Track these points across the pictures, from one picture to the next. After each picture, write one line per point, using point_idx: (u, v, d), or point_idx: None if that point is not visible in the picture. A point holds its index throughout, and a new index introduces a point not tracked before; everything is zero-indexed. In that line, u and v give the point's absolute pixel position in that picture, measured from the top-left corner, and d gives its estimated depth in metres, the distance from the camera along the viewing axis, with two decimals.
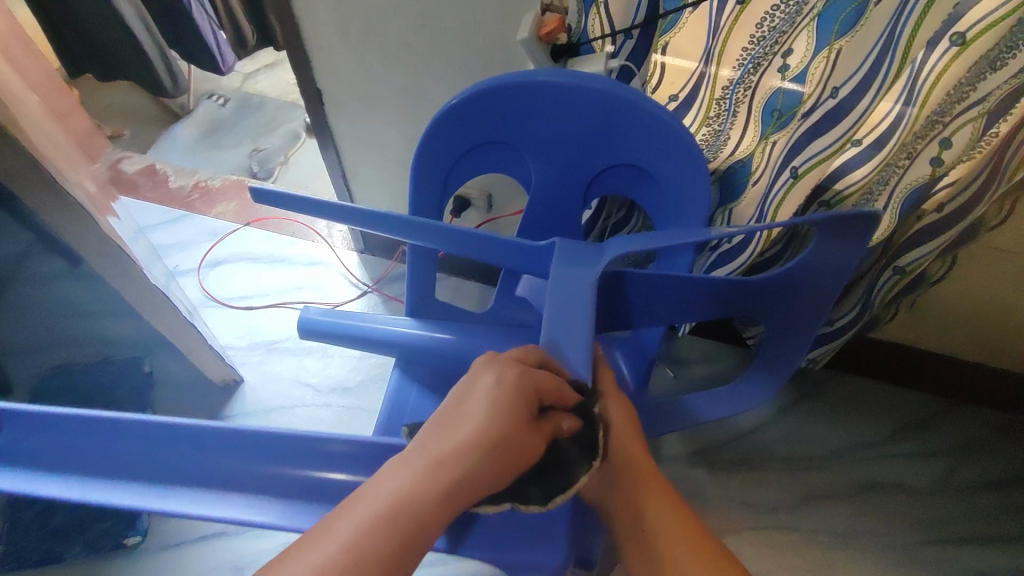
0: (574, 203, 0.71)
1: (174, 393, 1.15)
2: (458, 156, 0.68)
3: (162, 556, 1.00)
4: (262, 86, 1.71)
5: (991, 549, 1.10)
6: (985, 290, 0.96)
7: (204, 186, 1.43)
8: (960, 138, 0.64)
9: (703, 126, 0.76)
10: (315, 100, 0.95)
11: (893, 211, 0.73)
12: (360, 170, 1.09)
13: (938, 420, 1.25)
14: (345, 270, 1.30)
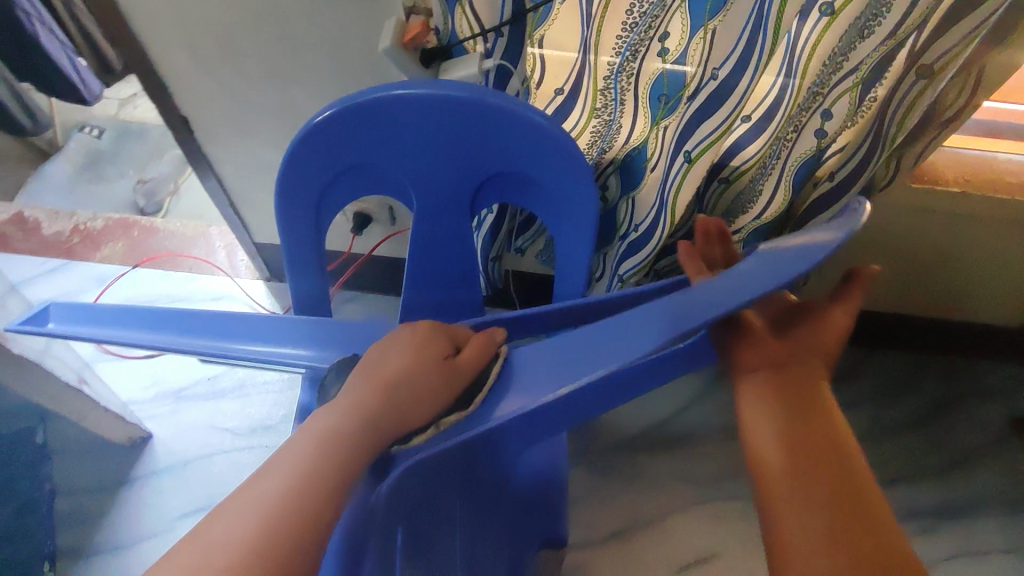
0: (461, 215, 0.67)
1: (76, 461, 1.06)
2: (330, 179, 0.63)
3: None
4: (141, 112, 1.56)
5: (916, 486, 1.16)
6: (887, 250, 0.99)
7: (85, 229, 1.29)
8: (839, 108, 0.64)
9: (592, 119, 0.74)
10: (184, 128, 0.87)
11: (785, 189, 0.74)
12: (250, 195, 1.02)
13: (860, 368, 1.28)
14: (253, 301, 1.22)
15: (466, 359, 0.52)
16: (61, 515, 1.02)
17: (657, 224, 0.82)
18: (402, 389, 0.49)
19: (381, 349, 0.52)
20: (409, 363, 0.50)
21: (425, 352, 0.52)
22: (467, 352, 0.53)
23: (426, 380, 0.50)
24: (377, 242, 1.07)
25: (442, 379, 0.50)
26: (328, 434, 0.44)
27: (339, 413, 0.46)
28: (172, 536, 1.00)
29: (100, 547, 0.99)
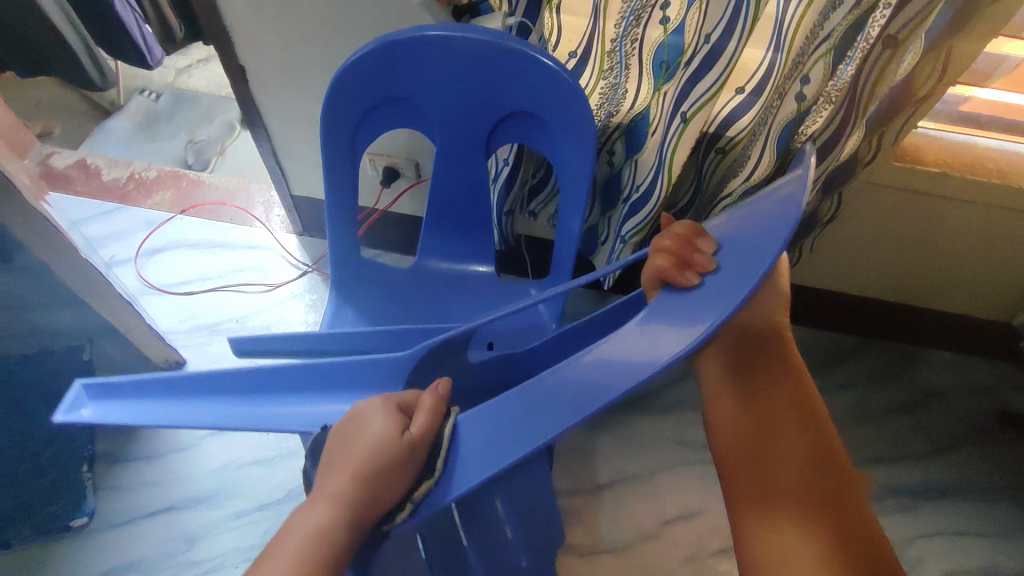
0: (478, 152, 0.77)
1: (118, 379, 1.17)
2: (367, 109, 0.72)
3: (110, 533, 1.03)
4: (196, 80, 1.69)
5: (898, 466, 1.21)
6: (871, 229, 1.07)
7: (139, 178, 1.41)
8: (816, 74, 0.71)
9: (600, 79, 0.85)
10: (241, 77, 0.99)
11: (771, 152, 0.81)
12: (291, 145, 1.12)
13: (852, 355, 1.33)
14: (285, 252, 1.32)
15: (428, 407, 0.50)
16: (103, 424, 1.13)
17: (655, 184, 0.90)
18: (374, 465, 0.47)
19: (350, 423, 0.50)
20: (381, 436, 0.48)
21: (389, 418, 0.49)
22: (423, 417, 0.49)
23: (396, 459, 0.47)
24: (394, 198, 1.15)
25: (419, 455, 0.47)
26: (331, 516, 0.46)
27: (333, 506, 0.47)
28: (199, 450, 1.10)
29: (134, 455, 1.10)
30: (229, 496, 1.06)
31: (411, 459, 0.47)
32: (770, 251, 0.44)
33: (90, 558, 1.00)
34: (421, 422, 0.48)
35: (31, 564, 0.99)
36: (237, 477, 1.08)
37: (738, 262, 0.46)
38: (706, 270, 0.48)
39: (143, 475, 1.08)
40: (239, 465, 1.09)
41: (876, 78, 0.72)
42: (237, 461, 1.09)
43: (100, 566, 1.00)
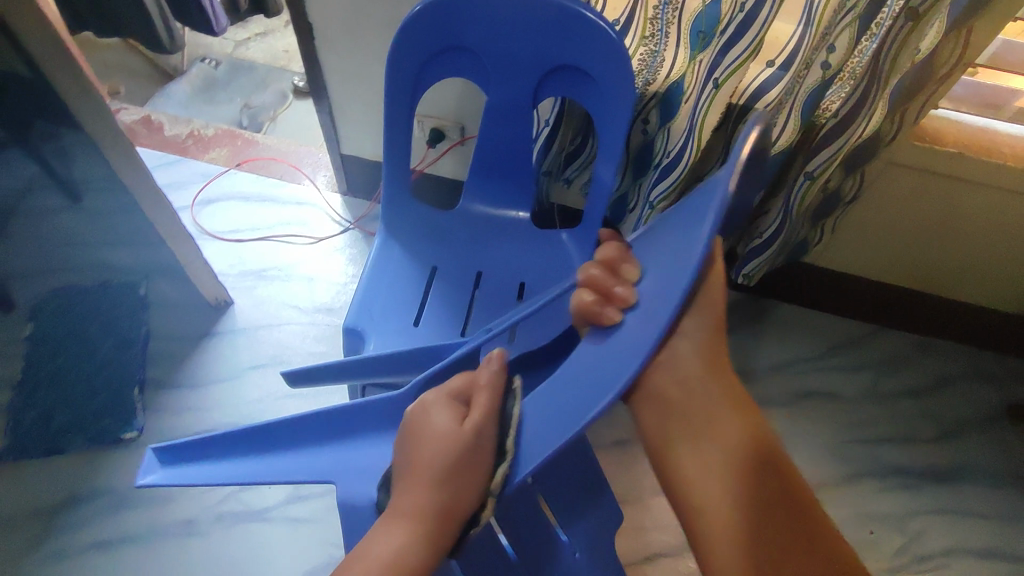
0: (525, 101, 0.83)
1: (170, 313, 1.26)
2: (428, 56, 0.80)
3: (155, 449, 1.10)
4: (253, 51, 1.79)
5: (905, 447, 1.24)
6: (889, 212, 1.12)
7: (198, 135, 1.51)
8: (842, 42, 0.79)
9: (641, 45, 0.91)
10: (307, 33, 1.07)
11: (796, 119, 0.89)
12: (346, 104, 1.21)
13: (864, 341, 1.37)
14: (329, 209, 1.41)
15: (486, 385, 0.57)
16: (153, 352, 1.21)
17: (686, 150, 0.96)
18: (444, 461, 0.54)
19: (409, 432, 0.56)
20: (457, 431, 0.54)
21: (448, 411, 0.56)
22: (483, 398, 0.56)
23: (466, 449, 0.54)
24: (433, 159, 1.22)
25: (488, 436, 0.54)
26: (420, 507, 0.54)
27: (410, 523, 0.54)
28: (241, 382, 1.18)
29: (179, 381, 1.17)
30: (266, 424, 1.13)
31: (479, 440, 0.54)
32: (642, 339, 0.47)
33: (137, 469, 1.08)
34: (482, 405, 0.55)
35: (83, 470, 1.07)
36: (275, 408, 1.15)
37: (623, 337, 0.49)
38: (626, 305, 0.52)
39: (187, 399, 1.15)
40: (277, 398, 1.16)
41: (896, 50, 0.79)
42: (275, 393, 1.17)
43: None
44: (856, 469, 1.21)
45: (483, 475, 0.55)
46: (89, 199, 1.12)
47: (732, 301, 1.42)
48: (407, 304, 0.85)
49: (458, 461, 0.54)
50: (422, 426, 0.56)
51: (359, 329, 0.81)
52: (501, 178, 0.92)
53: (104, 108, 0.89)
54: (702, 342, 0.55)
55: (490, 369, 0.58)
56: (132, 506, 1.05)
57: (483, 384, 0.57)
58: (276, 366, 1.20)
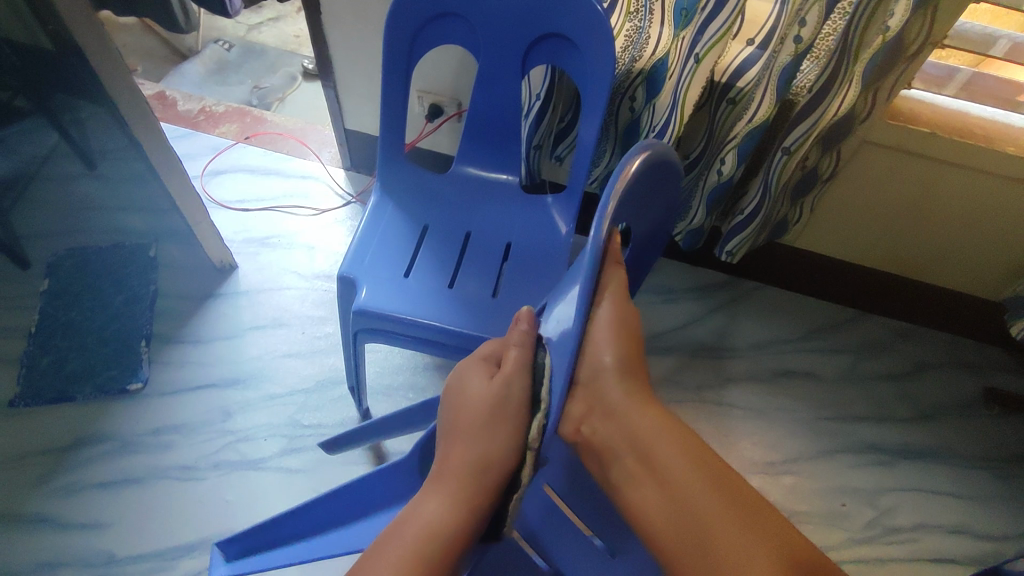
0: (514, 67, 0.89)
1: (177, 276, 1.32)
2: (424, 22, 0.86)
3: (158, 399, 1.15)
4: (265, 36, 1.86)
5: (881, 426, 1.28)
6: (864, 191, 1.18)
7: (209, 111, 1.58)
8: (812, 17, 0.85)
9: (627, 22, 0.98)
10: (315, 9, 1.13)
11: (772, 94, 0.93)
12: (350, 79, 1.26)
13: (845, 324, 1.42)
14: (332, 184, 1.46)
15: (517, 346, 0.64)
16: (159, 310, 1.26)
17: (669, 123, 1.01)
18: (482, 412, 0.62)
19: (456, 392, 0.66)
20: (487, 389, 0.62)
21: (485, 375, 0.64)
22: (514, 358, 0.63)
23: (500, 400, 0.62)
24: (423, 134, 1.27)
25: (518, 388, 0.61)
26: (465, 464, 0.61)
27: (457, 479, 0.61)
28: (241, 340, 1.23)
29: (183, 338, 1.23)
30: (264, 380, 1.18)
31: (512, 391, 0.61)
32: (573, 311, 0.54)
33: (139, 417, 1.13)
34: (511, 366, 0.62)
35: (89, 416, 1.13)
36: (273, 365, 1.20)
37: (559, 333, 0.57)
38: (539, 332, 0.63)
39: (189, 354, 1.21)
40: (275, 355, 1.22)
41: (863, 26, 0.85)
42: (274, 352, 1.22)
43: (147, 425, 1.12)
44: (832, 445, 1.25)
45: (521, 422, 0.61)
46: (102, 164, 1.18)
47: (719, 282, 1.47)
48: (398, 259, 0.90)
49: (492, 410, 0.61)
50: (463, 394, 0.65)
51: (352, 278, 0.87)
52: (492, 142, 0.99)
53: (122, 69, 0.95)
54: (617, 349, 0.59)
55: (521, 331, 0.64)
56: (134, 451, 1.10)
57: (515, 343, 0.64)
58: (275, 327, 1.25)
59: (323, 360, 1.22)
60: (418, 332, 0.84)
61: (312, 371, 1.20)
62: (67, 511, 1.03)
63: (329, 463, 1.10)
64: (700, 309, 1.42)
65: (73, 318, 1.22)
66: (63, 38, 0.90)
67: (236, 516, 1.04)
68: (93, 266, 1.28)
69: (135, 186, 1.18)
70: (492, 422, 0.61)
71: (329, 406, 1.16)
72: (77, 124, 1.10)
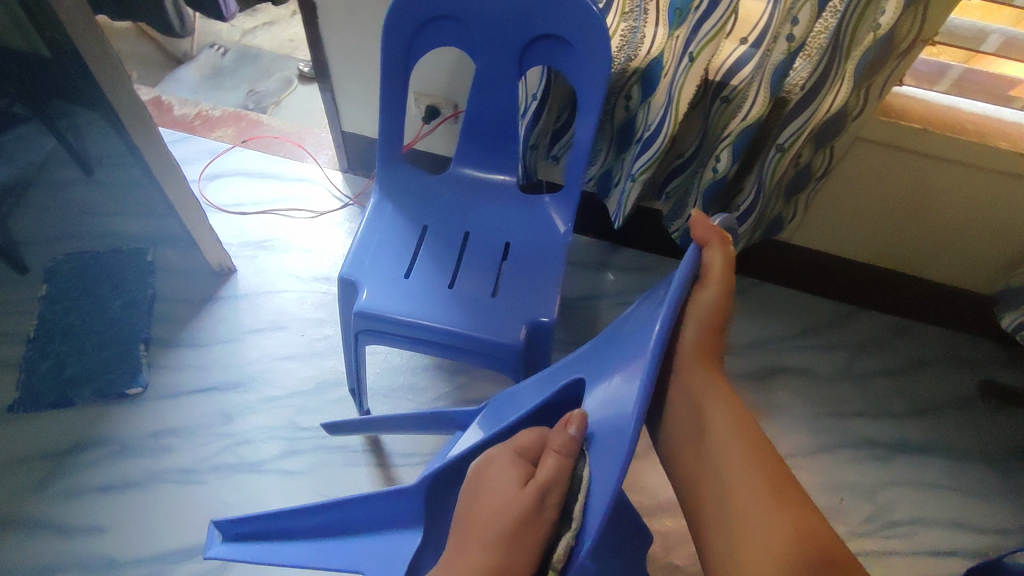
0: (510, 69, 0.90)
1: (175, 280, 1.32)
2: (420, 23, 0.86)
3: (157, 403, 1.15)
4: (260, 39, 1.86)
5: (878, 421, 1.29)
6: (857, 187, 1.19)
7: (206, 115, 1.58)
8: (804, 15, 0.86)
9: (623, 21, 1.00)
10: (311, 12, 1.13)
11: (765, 92, 0.95)
12: (346, 82, 1.27)
13: (840, 321, 1.43)
14: (330, 186, 1.47)
15: (554, 459, 0.54)
16: (158, 314, 1.27)
17: (664, 122, 1.01)
18: (504, 524, 0.54)
19: (479, 480, 0.58)
20: (513, 497, 0.55)
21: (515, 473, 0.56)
22: (548, 470, 0.54)
23: (525, 515, 0.54)
24: (422, 134, 1.27)
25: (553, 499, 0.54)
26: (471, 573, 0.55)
27: None
28: (241, 343, 1.23)
29: (182, 341, 1.23)
30: (263, 383, 1.19)
31: (543, 504, 0.54)
32: (623, 423, 0.47)
33: (138, 421, 1.13)
34: (543, 476, 0.54)
35: (89, 420, 1.13)
36: (272, 368, 1.21)
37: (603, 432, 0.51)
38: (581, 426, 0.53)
39: (188, 358, 1.21)
40: (275, 358, 1.22)
41: (855, 25, 0.86)
42: (273, 355, 1.22)
43: (146, 429, 1.12)
44: (829, 440, 1.26)
45: (543, 537, 0.55)
46: (99, 170, 1.18)
47: None
48: (396, 259, 0.90)
49: (512, 521, 0.54)
50: (486, 485, 0.57)
51: (352, 278, 0.87)
52: (490, 142, 0.99)
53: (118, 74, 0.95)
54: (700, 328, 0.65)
55: (564, 442, 0.53)
56: (134, 455, 1.10)
57: (555, 451, 0.54)
58: (275, 330, 1.25)
59: (323, 362, 1.22)
60: (420, 332, 0.85)
61: (312, 373, 1.21)
62: (68, 516, 1.03)
63: (330, 465, 1.10)
64: None
65: (72, 323, 1.22)
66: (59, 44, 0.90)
67: None
68: (91, 270, 1.28)
69: (132, 191, 1.18)
70: (512, 535, 0.54)
71: (329, 408, 1.16)
72: (75, 131, 1.09)
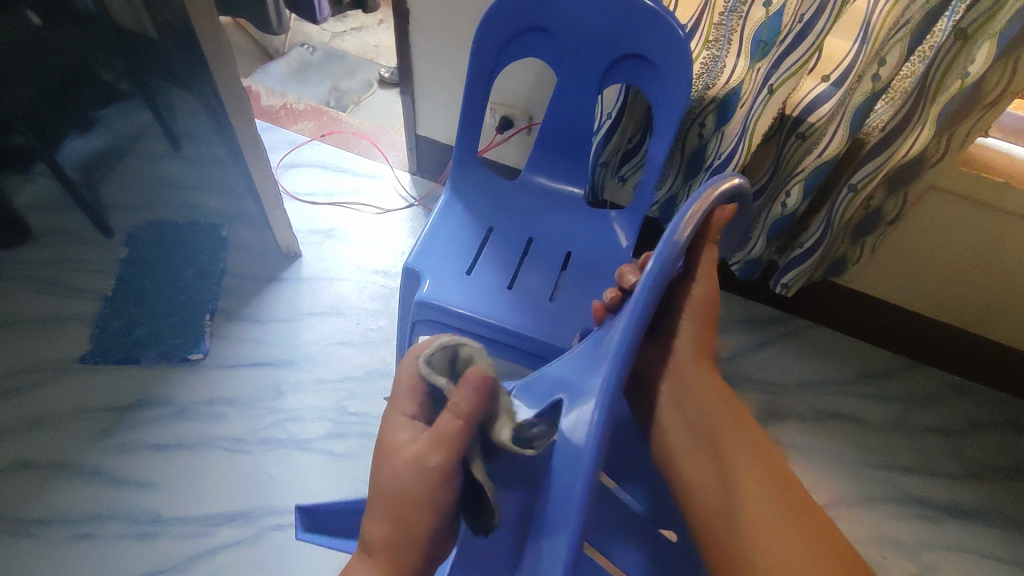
0: (592, 85, 0.93)
1: (244, 257, 1.38)
2: (511, 35, 0.90)
3: (213, 371, 1.21)
4: (346, 42, 1.95)
5: (929, 480, 1.24)
6: (926, 237, 1.17)
7: (290, 108, 1.67)
8: (893, 56, 0.86)
9: (705, 49, 0.99)
10: (404, 18, 1.19)
11: (844, 130, 0.95)
12: (428, 86, 1.32)
13: (898, 373, 1.39)
14: (398, 185, 1.52)
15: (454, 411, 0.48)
16: (225, 288, 1.33)
17: (736, 152, 1.04)
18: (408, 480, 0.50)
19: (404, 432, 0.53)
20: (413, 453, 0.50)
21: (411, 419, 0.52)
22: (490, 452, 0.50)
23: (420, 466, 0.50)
24: (495, 143, 1.31)
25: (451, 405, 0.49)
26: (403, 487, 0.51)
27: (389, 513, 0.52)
28: (299, 324, 1.28)
29: (245, 316, 1.29)
30: (317, 364, 1.23)
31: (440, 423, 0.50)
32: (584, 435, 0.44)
33: (194, 386, 1.19)
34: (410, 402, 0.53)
35: (152, 379, 1.19)
36: (327, 352, 1.25)
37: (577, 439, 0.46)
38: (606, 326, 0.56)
39: (247, 331, 1.27)
40: (329, 342, 1.26)
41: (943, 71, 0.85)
42: (330, 339, 1.26)
43: (202, 394, 1.18)
44: (874, 493, 1.22)
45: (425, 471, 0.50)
46: (190, 149, 1.24)
47: (768, 316, 1.46)
48: (462, 256, 0.93)
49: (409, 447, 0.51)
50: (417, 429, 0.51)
51: (417, 270, 0.90)
52: (564, 154, 1.02)
53: (226, 59, 1.02)
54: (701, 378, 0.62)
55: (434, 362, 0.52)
56: (187, 417, 1.15)
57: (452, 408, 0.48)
58: (333, 315, 1.30)
59: (375, 352, 1.26)
60: (479, 328, 0.87)
61: (365, 361, 1.24)
62: (121, 467, 1.09)
63: (371, 453, 1.13)
64: (749, 341, 1.41)
65: (146, 286, 1.30)
66: (172, 26, 0.97)
67: (279, 491, 1.08)
68: (168, 239, 1.36)
69: (216, 170, 1.26)
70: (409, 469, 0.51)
71: (379, 395, 1.20)
72: (172, 110, 1.16)
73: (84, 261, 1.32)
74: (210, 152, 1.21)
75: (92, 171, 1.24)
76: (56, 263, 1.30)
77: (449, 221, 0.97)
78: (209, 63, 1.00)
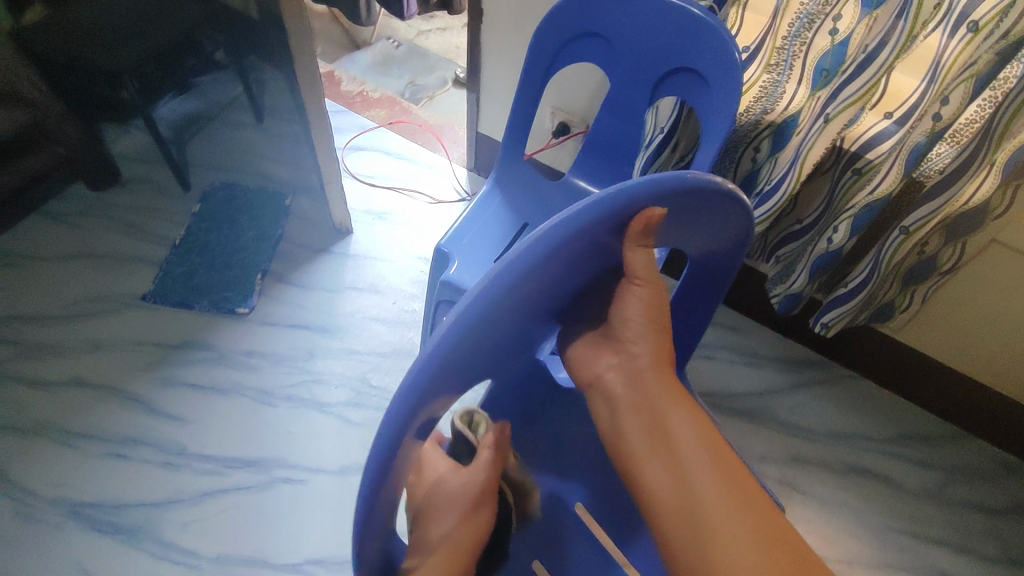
0: (642, 95, 0.94)
1: (301, 226, 1.46)
2: (567, 39, 0.94)
3: (255, 327, 1.28)
4: (430, 40, 2.04)
5: (959, 557, 1.16)
6: (986, 296, 1.10)
7: (366, 96, 1.77)
8: (956, 95, 0.83)
9: (765, 73, 0.99)
10: (478, 17, 1.25)
11: (899, 168, 0.92)
12: (493, 86, 1.37)
13: (942, 440, 1.30)
14: (454, 179, 1.58)
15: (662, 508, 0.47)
16: (279, 251, 1.41)
17: (787, 179, 1.01)
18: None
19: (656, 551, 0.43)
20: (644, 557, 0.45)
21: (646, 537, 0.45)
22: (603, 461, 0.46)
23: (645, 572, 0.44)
24: (549, 146, 1.34)
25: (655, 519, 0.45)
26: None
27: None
28: (340, 295, 1.35)
29: (292, 280, 1.36)
30: (350, 334, 1.28)
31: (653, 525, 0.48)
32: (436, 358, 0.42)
33: (236, 336, 1.26)
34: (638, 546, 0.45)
35: (200, 324, 1.28)
36: (361, 324, 1.30)
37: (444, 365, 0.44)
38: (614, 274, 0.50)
39: (292, 295, 1.34)
40: (364, 316, 1.32)
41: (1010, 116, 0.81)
42: (366, 314, 1.32)
43: (241, 345, 1.25)
44: (895, 560, 1.15)
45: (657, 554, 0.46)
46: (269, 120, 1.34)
47: (808, 359, 1.41)
48: (492, 245, 0.96)
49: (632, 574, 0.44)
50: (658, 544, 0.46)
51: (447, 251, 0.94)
52: (608, 160, 1.03)
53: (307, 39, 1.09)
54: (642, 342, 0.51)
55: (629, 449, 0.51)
56: (224, 363, 1.23)
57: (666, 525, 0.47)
58: (373, 292, 1.36)
59: (405, 332, 1.30)
60: None
61: (395, 338, 1.29)
62: (160, 400, 1.17)
63: None
64: (783, 381, 1.36)
65: (210, 240, 1.40)
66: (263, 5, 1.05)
67: (294, 447, 1.13)
68: (236, 201, 1.46)
69: (286, 142, 1.35)
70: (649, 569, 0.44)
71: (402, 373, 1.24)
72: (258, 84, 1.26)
73: (161, 211, 1.44)
74: (283, 123, 1.30)
75: (185, 129, 1.39)
76: (137, 209, 1.43)
77: (486, 210, 1.01)
78: (290, 42, 1.08)
